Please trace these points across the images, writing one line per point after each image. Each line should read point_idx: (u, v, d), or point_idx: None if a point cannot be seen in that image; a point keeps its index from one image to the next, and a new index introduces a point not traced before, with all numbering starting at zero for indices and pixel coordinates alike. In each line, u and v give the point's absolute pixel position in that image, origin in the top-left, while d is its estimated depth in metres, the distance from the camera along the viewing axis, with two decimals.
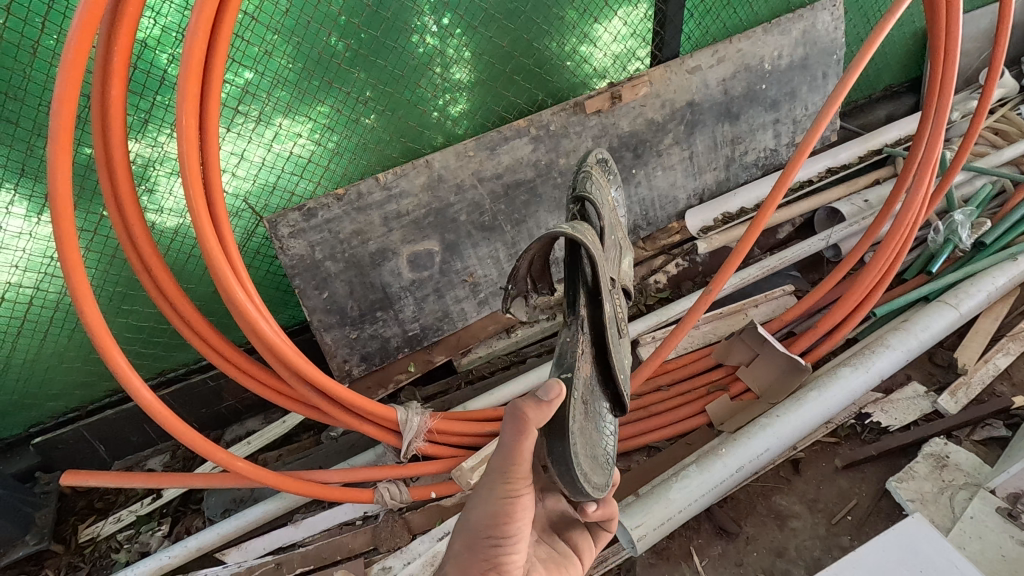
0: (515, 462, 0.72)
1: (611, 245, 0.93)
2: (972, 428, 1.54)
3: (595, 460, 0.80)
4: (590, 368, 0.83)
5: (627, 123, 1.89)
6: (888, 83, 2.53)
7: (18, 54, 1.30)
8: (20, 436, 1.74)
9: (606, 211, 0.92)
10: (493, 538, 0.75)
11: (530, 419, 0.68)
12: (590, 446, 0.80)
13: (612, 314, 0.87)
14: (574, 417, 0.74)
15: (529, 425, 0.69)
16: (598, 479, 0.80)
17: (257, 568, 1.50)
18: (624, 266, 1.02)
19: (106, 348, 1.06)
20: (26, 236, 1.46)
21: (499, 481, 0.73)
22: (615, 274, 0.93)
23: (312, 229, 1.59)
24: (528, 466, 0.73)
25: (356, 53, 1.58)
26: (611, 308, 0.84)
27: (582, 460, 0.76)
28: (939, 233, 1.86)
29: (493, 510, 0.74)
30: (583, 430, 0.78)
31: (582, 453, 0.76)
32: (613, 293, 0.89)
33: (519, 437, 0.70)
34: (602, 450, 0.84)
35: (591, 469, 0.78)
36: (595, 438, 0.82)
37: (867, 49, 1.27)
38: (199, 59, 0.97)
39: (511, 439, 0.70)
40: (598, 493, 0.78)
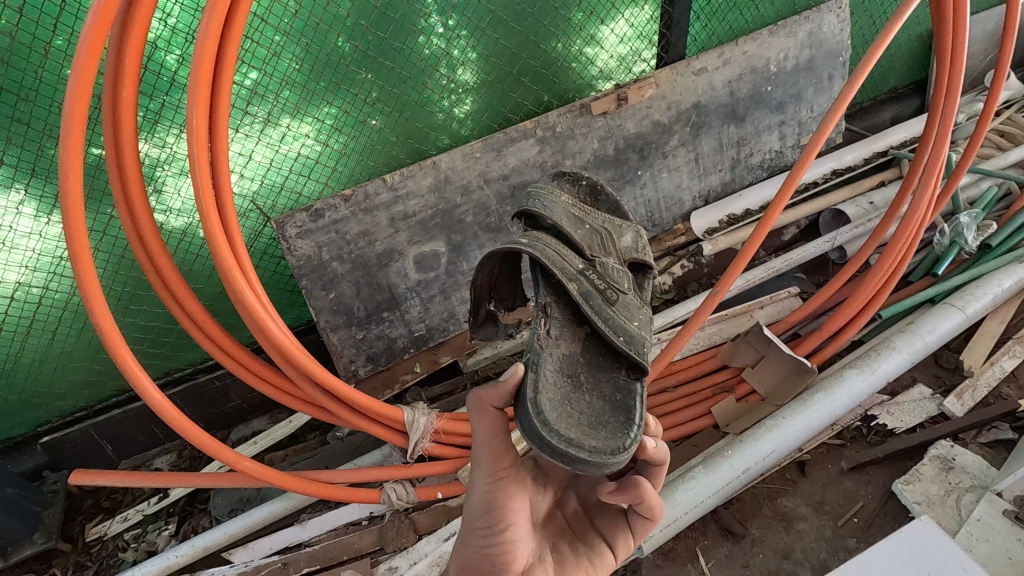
0: (490, 444, 0.80)
1: (582, 232, 1.01)
2: (978, 431, 1.53)
3: (596, 428, 0.81)
4: (573, 345, 0.90)
5: (633, 125, 1.89)
6: (893, 85, 2.53)
7: (30, 55, 1.30)
8: (28, 435, 1.75)
9: (558, 210, 1.03)
10: (482, 529, 0.77)
11: (482, 396, 0.81)
12: (583, 418, 0.82)
13: (592, 287, 0.91)
14: (535, 390, 0.80)
15: (484, 402, 0.81)
16: (604, 444, 0.78)
17: (264, 568, 1.50)
18: (623, 243, 1.05)
19: (116, 348, 1.07)
20: (36, 236, 1.47)
21: (482, 469, 0.80)
22: (600, 253, 0.99)
23: (320, 229, 1.59)
24: (501, 447, 0.81)
25: (364, 54, 1.58)
26: (578, 285, 0.90)
27: (566, 432, 0.78)
28: (944, 236, 1.87)
29: (481, 500, 0.78)
30: (563, 402, 0.82)
31: (565, 424, 0.79)
32: (593, 270, 0.95)
33: (484, 416, 0.81)
34: (611, 419, 0.83)
35: (581, 434, 0.79)
36: (594, 410, 0.84)
37: (874, 52, 1.26)
38: (209, 60, 0.97)
39: (479, 422, 0.81)
40: (602, 457, 0.77)
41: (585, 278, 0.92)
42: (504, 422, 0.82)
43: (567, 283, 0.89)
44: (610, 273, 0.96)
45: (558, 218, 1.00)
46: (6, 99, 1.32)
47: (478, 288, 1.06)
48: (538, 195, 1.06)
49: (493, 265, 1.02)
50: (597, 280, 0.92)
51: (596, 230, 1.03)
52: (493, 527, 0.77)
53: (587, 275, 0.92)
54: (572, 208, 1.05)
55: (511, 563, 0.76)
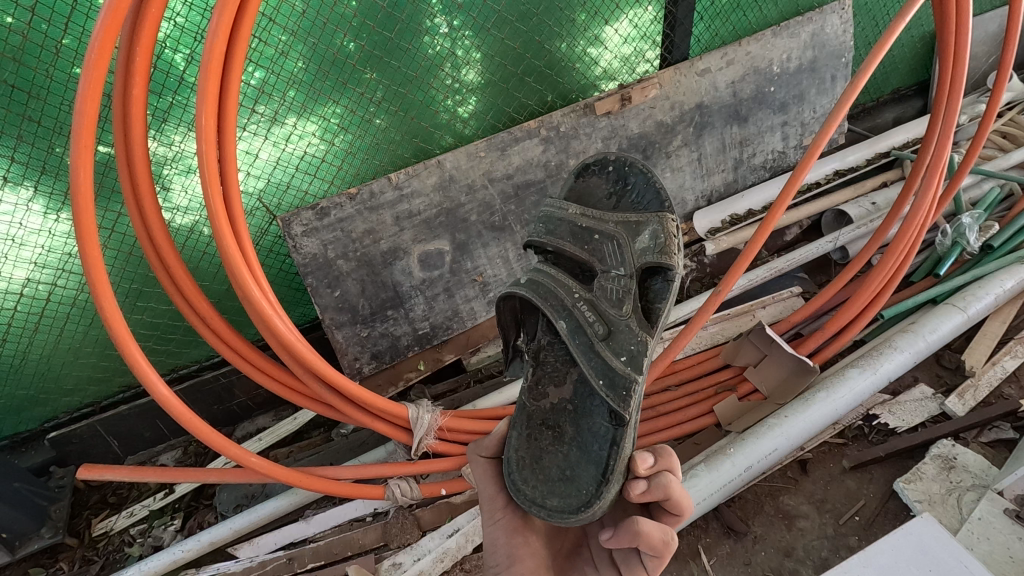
0: (487, 489, 0.89)
1: (590, 244, 1.02)
2: (979, 430, 1.54)
3: (566, 484, 0.87)
4: (564, 392, 0.97)
5: (637, 125, 1.90)
6: (896, 86, 2.54)
7: (42, 53, 1.32)
8: (35, 430, 1.77)
9: (561, 229, 1.05)
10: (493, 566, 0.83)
11: (474, 449, 0.92)
12: (555, 473, 0.88)
13: (582, 322, 0.95)
14: (512, 446, 0.90)
15: (477, 454, 0.92)
16: (572, 503, 0.84)
17: (269, 563, 1.52)
18: (639, 245, 1.01)
19: (124, 344, 1.08)
20: (46, 233, 1.48)
21: (486, 514, 0.88)
22: (606, 269, 1.00)
23: (325, 227, 1.61)
24: (496, 491, 0.88)
25: (369, 54, 1.60)
26: (567, 321, 0.96)
27: (534, 488, 0.86)
28: (946, 236, 1.88)
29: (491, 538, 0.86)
30: (535, 459, 0.90)
31: (533, 481, 0.87)
32: (589, 298, 0.98)
33: (476, 467, 0.91)
34: (583, 472, 0.88)
35: (546, 492, 0.85)
36: (568, 463, 0.89)
37: (878, 52, 1.27)
38: (219, 59, 0.98)
39: (473, 472, 0.91)
40: (560, 516, 0.82)
41: (576, 313, 0.96)
42: (497, 467, 0.91)
43: (556, 322, 0.97)
44: (609, 294, 0.97)
45: (559, 241, 1.04)
46: (18, 97, 1.34)
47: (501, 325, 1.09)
48: (546, 216, 1.08)
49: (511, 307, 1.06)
50: (588, 313, 0.96)
51: (607, 237, 1.02)
52: (501, 564, 0.83)
53: (580, 306, 0.96)
54: (580, 218, 1.05)
55: None
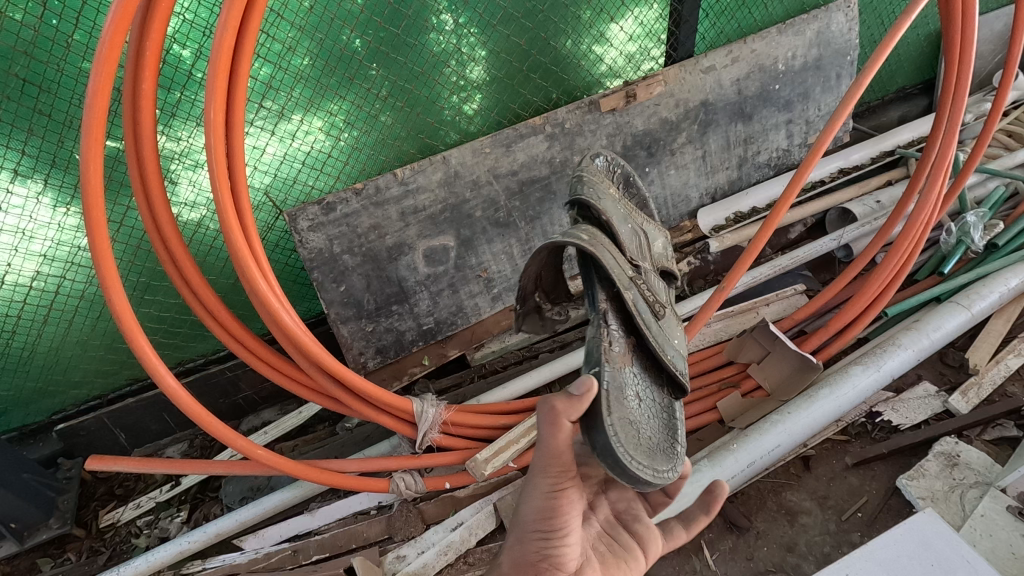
0: (559, 456, 0.78)
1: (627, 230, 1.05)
2: (983, 428, 1.54)
3: (654, 450, 0.88)
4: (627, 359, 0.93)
5: (642, 122, 1.90)
6: (901, 84, 2.54)
7: (52, 47, 1.33)
8: (44, 422, 1.78)
9: (608, 204, 1.04)
10: (541, 532, 0.79)
11: (559, 410, 0.77)
12: (644, 439, 0.88)
13: (642, 297, 0.96)
14: (607, 408, 0.83)
15: (560, 416, 0.77)
16: (661, 469, 0.86)
17: (274, 555, 1.53)
18: (656, 249, 1.15)
19: (132, 336, 1.09)
20: (55, 227, 1.50)
21: (547, 479, 0.79)
22: (641, 258, 1.06)
23: (331, 223, 1.61)
24: (567, 458, 0.79)
25: (376, 49, 1.61)
26: (633, 293, 0.94)
27: (632, 452, 0.83)
28: (951, 235, 1.87)
29: (540, 506, 0.79)
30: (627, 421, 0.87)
31: (632, 446, 0.83)
32: (640, 278, 0.99)
33: (559, 431, 0.77)
34: (660, 441, 0.90)
35: (647, 458, 0.85)
36: (650, 430, 0.91)
37: (883, 50, 1.27)
38: (227, 55, 0.99)
39: (549, 433, 0.77)
40: (662, 480, 0.85)
41: (639, 286, 0.96)
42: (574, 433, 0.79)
43: (626, 292, 0.93)
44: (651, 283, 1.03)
45: (610, 214, 1.02)
46: (29, 91, 1.35)
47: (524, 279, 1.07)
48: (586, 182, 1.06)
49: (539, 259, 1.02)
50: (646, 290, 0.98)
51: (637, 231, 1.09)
52: (554, 533, 0.79)
53: (638, 283, 0.96)
54: (622, 207, 1.09)
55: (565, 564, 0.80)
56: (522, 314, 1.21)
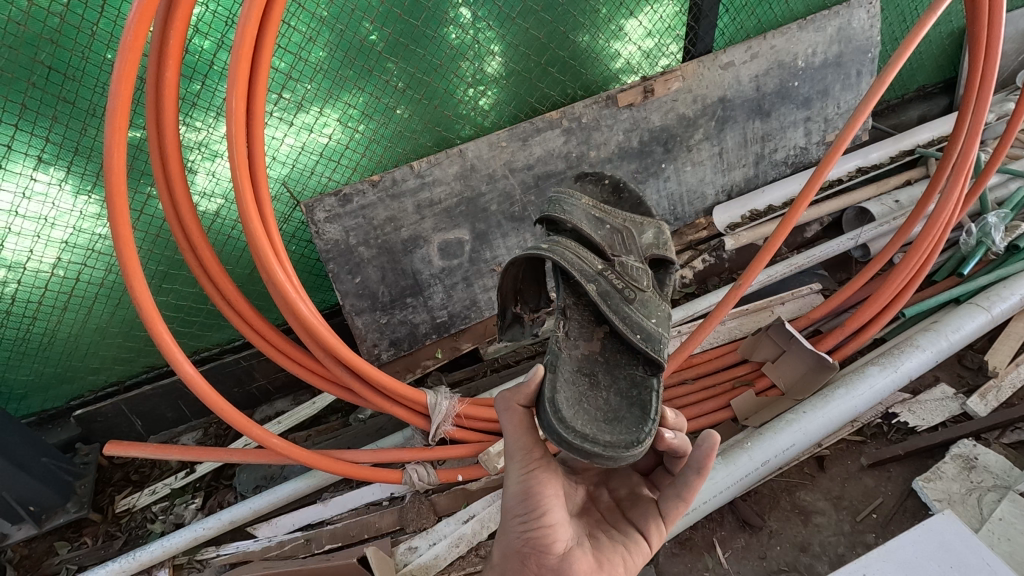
0: (519, 439, 0.85)
1: (604, 232, 1.04)
2: (1001, 432, 1.52)
3: (610, 425, 0.89)
4: (594, 346, 1.00)
5: (659, 118, 1.89)
6: (922, 83, 2.50)
7: (78, 36, 1.34)
8: (63, 408, 1.82)
9: (577, 212, 1.05)
10: (521, 515, 0.81)
11: (510, 397, 0.88)
12: (599, 415, 0.91)
13: (610, 287, 0.97)
14: (553, 390, 0.90)
15: (512, 403, 0.88)
16: (617, 441, 0.86)
17: (287, 543, 1.55)
18: (645, 240, 1.07)
19: (151, 323, 1.09)
20: (78, 216, 1.52)
21: (514, 462, 0.84)
22: (622, 253, 1.03)
23: (348, 214, 1.62)
24: (528, 440, 0.85)
25: (396, 41, 1.61)
26: (597, 285, 0.96)
27: (582, 426, 0.87)
28: (971, 236, 1.85)
29: (515, 489, 0.82)
30: (579, 402, 0.92)
31: (581, 420, 0.88)
32: (607, 274, 0.98)
33: (512, 416, 0.87)
34: (627, 414, 0.92)
35: (597, 430, 0.87)
36: (610, 407, 0.93)
37: (907, 46, 1.24)
38: (250, 45, 0.99)
39: (506, 419, 0.87)
40: (615, 451, 0.84)
41: (604, 279, 0.97)
42: (529, 418, 0.87)
43: (586, 286, 0.96)
44: (627, 272, 0.99)
45: (578, 220, 1.03)
46: (54, 79, 1.36)
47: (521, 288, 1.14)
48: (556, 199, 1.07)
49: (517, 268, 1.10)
50: (616, 279, 0.97)
51: (618, 229, 1.05)
52: (528, 510, 0.81)
53: (607, 276, 0.98)
54: (592, 209, 1.06)
55: (554, 545, 0.80)
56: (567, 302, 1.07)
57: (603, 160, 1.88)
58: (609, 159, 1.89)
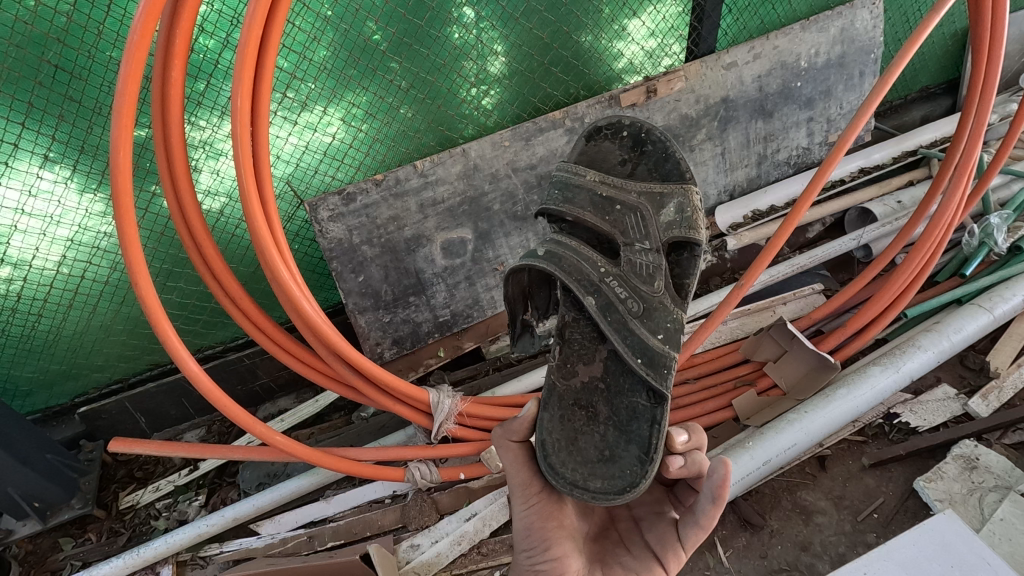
0: (519, 476, 0.88)
1: (612, 215, 1.05)
2: (1003, 432, 1.52)
3: (602, 466, 0.88)
4: (594, 369, 0.99)
5: (662, 118, 1.90)
6: (925, 83, 2.50)
7: (84, 35, 1.35)
8: (68, 405, 1.83)
9: (580, 198, 1.07)
10: (527, 550, 0.87)
11: (503, 434, 0.89)
12: (593, 454, 0.90)
13: (612, 297, 0.97)
14: (542, 430, 0.90)
15: (506, 440, 0.89)
16: (609, 487, 0.85)
17: (290, 540, 1.55)
18: (664, 219, 1.05)
19: (157, 321, 1.09)
20: (83, 214, 1.53)
21: (517, 497, 0.89)
22: (634, 240, 1.02)
23: (351, 213, 1.63)
24: (527, 476, 0.88)
25: (400, 41, 1.61)
26: (596, 298, 0.97)
27: (572, 471, 0.87)
28: (974, 236, 1.85)
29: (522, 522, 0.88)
30: (571, 442, 0.91)
31: (572, 463, 0.88)
32: (609, 279, 0.99)
33: (507, 452, 0.88)
34: (624, 453, 0.89)
35: (588, 475, 0.87)
36: (606, 444, 0.91)
37: (910, 47, 1.24)
38: (255, 44, 0.99)
39: (503, 457, 0.89)
40: (604, 498, 0.84)
41: (605, 289, 0.98)
42: (527, 454, 0.88)
43: (584, 298, 0.97)
44: (634, 271, 1.00)
45: (580, 214, 1.06)
46: (60, 77, 1.37)
47: (531, 287, 1.11)
48: (563, 182, 1.10)
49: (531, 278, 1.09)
50: (619, 288, 0.98)
51: (630, 208, 1.05)
52: (535, 548, 0.86)
53: (608, 282, 0.98)
54: (600, 186, 1.07)
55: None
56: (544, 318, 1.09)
57: None
58: None
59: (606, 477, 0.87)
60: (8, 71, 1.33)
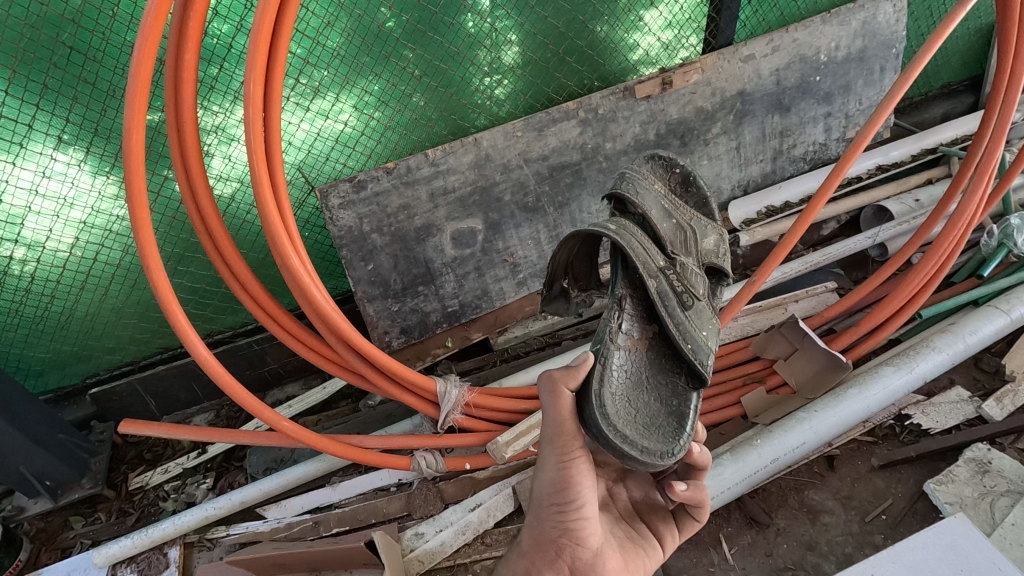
0: (565, 428, 0.80)
1: (670, 226, 1.04)
2: (1017, 436, 1.50)
3: (647, 430, 0.88)
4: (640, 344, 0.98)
5: (676, 110, 1.87)
6: (946, 81, 2.45)
7: (99, 17, 1.35)
8: (79, 385, 1.86)
9: (648, 199, 1.04)
10: (557, 505, 0.80)
11: (558, 379, 0.80)
12: (638, 416, 0.89)
13: (670, 287, 0.96)
14: (599, 380, 0.85)
15: (560, 386, 0.80)
16: (652, 448, 0.85)
17: (295, 525, 1.56)
18: (704, 245, 1.08)
19: (167, 305, 1.09)
20: (96, 195, 1.53)
21: (552, 448, 0.80)
22: (682, 252, 1.02)
23: (362, 201, 1.62)
24: (573, 428, 0.80)
25: (414, 28, 1.60)
26: (658, 282, 0.94)
27: (622, 427, 0.84)
28: (993, 237, 1.81)
29: (553, 479, 0.79)
30: (624, 399, 0.89)
31: (621, 418, 0.85)
32: (669, 271, 0.97)
33: (561, 400, 0.80)
34: (665, 422, 0.91)
35: (637, 433, 0.86)
36: (650, 410, 0.91)
37: (934, 42, 1.21)
38: (268, 29, 0.99)
39: (552, 405, 0.80)
40: (651, 458, 0.83)
41: (665, 276, 0.96)
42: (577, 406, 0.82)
43: (647, 280, 0.93)
44: (687, 275, 0.99)
45: (648, 209, 1.02)
46: (75, 59, 1.37)
47: (563, 262, 1.13)
48: (632, 178, 1.07)
49: (574, 245, 1.09)
50: (676, 281, 0.97)
51: (682, 226, 1.05)
52: (567, 504, 0.79)
53: (667, 274, 0.96)
54: (663, 199, 1.07)
55: (585, 536, 0.80)
56: (549, 299, 1.20)
57: (618, 153, 1.86)
58: (624, 152, 1.87)
59: (649, 439, 0.86)
60: (24, 52, 1.33)
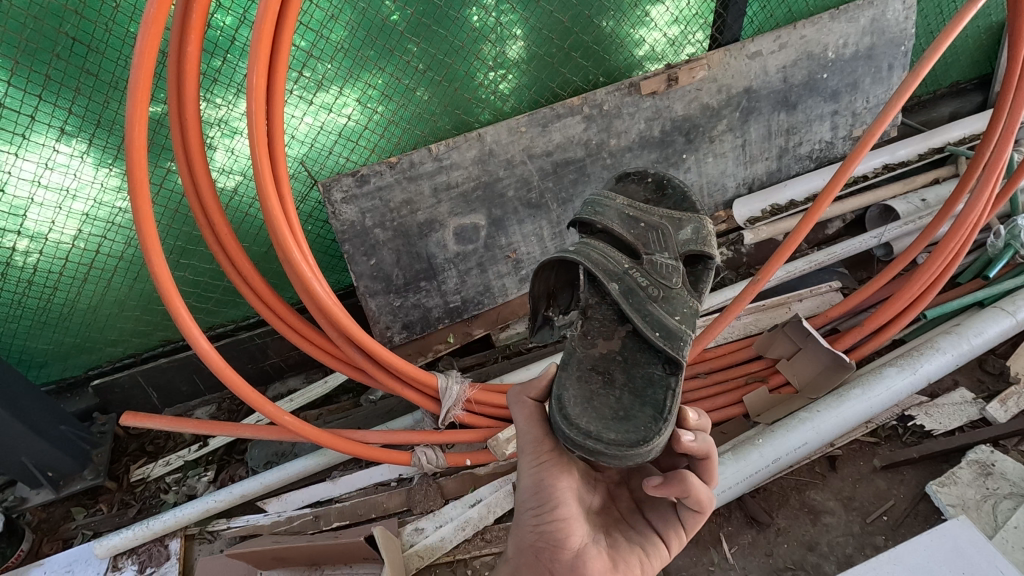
0: (531, 434, 0.87)
1: (637, 229, 1.05)
2: (1020, 439, 1.49)
3: (616, 422, 0.85)
4: (613, 344, 0.97)
5: (682, 107, 1.86)
6: (954, 79, 2.43)
7: (102, 7, 1.35)
8: (81, 377, 1.86)
9: (609, 212, 1.07)
10: (533, 508, 0.84)
11: (522, 391, 0.90)
12: (608, 412, 0.87)
13: (635, 285, 0.96)
14: (563, 386, 0.89)
15: (523, 395, 0.90)
16: (620, 439, 0.81)
17: (295, 519, 1.57)
18: (682, 236, 1.04)
19: (169, 297, 1.09)
20: (98, 187, 1.53)
21: (526, 456, 0.87)
22: (652, 250, 1.02)
23: (365, 195, 1.62)
24: (540, 432, 0.86)
25: (418, 21, 1.59)
26: (620, 284, 0.96)
27: (585, 424, 0.83)
28: (999, 238, 1.79)
29: (529, 484, 0.85)
30: (587, 398, 0.88)
31: (584, 416, 0.84)
32: (632, 271, 0.98)
33: (523, 408, 0.89)
34: (639, 413, 0.86)
35: (602, 428, 0.83)
36: (621, 404, 0.88)
37: (943, 41, 1.20)
38: (271, 21, 0.98)
39: (518, 414, 0.89)
40: (618, 449, 0.80)
41: (626, 276, 0.97)
42: (542, 412, 0.89)
43: (607, 284, 0.96)
44: (656, 268, 0.99)
45: (607, 221, 1.06)
46: (78, 50, 1.37)
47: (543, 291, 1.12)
48: (593, 200, 1.11)
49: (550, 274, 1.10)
50: (640, 278, 0.97)
51: (653, 226, 1.05)
52: (543, 505, 0.83)
53: (630, 274, 0.97)
54: (628, 207, 1.07)
55: (565, 539, 0.82)
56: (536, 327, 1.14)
57: (622, 149, 1.85)
58: (629, 149, 1.86)
59: (617, 429, 0.83)
60: (26, 42, 1.32)
